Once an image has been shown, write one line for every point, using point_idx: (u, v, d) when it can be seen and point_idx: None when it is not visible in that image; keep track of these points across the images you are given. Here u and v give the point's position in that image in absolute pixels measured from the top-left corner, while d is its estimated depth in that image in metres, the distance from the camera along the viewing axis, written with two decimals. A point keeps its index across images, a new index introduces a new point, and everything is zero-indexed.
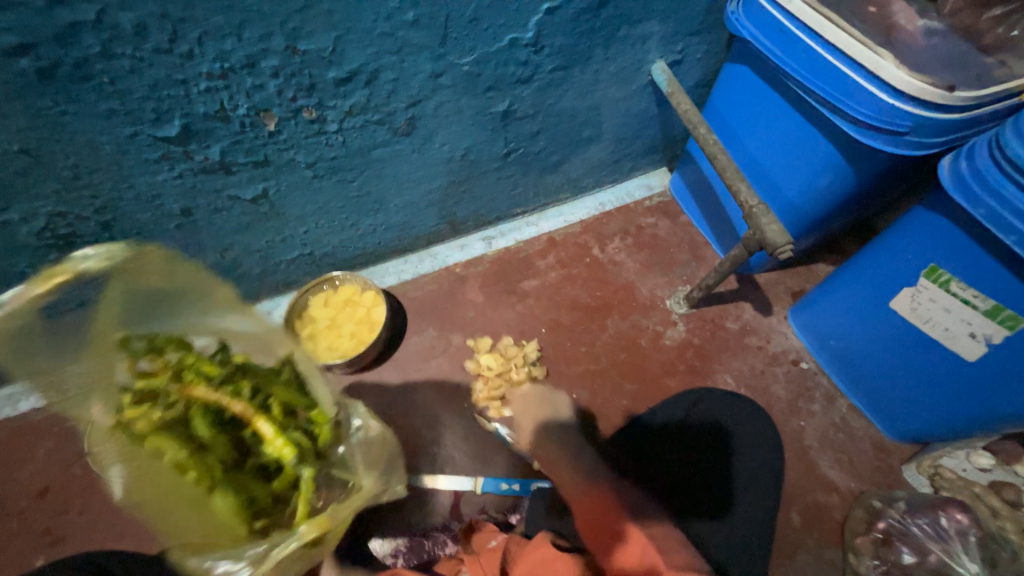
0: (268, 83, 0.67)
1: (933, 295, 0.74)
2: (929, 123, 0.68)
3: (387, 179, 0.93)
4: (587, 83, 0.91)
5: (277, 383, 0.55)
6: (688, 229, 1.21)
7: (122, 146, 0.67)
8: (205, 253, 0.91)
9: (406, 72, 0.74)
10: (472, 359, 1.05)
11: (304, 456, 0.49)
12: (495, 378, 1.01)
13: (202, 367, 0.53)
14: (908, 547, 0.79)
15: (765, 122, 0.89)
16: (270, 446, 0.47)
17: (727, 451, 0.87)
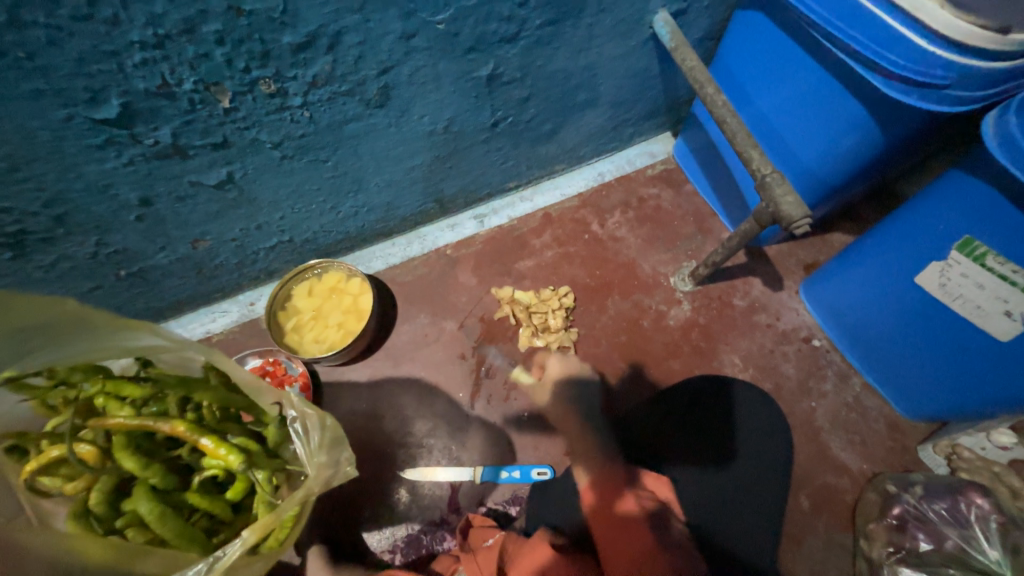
0: (213, 52, 0.59)
1: (965, 270, 0.67)
2: (975, 73, 0.59)
3: (364, 157, 0.85)
4: (581, 40, 0.82)
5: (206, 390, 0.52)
6: (694, 199, 1.13)
7: (59, 132, 0.60)
8: (173, 245, 0.85)
9: (373, 33, 0.65)
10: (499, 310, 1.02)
11: (253, 459, 0.50)
12: (530, 327, 1.00)
13: (117, 392, 0.49)
14: (925, 534, 0.76)
15: (781, 79, 0.80)
16: (214, 457, 0.47)
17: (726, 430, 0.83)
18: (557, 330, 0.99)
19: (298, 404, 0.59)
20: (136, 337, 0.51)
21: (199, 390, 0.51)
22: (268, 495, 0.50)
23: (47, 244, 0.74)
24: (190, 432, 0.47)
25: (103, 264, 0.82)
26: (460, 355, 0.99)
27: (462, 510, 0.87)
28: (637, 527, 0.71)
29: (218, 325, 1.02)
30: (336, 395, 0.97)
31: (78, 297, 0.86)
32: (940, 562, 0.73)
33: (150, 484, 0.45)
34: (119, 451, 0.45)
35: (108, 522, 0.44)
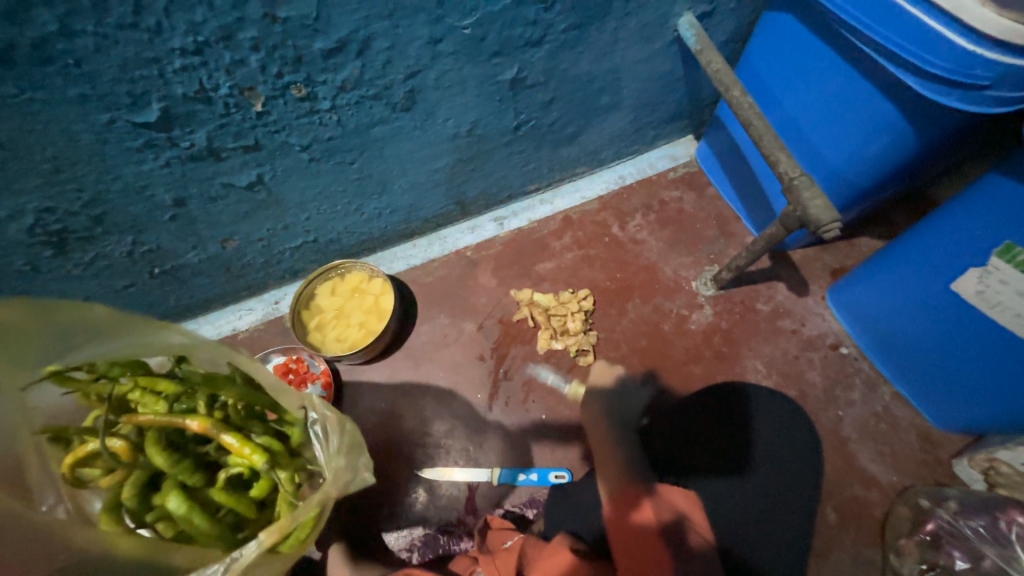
0: (249, 58, 0.61)
1: (1005, 277, 0.65)
2: (1019, 73, 0.57)
3: (389, 159, 0.87)
4: (604, 44, 0.82)
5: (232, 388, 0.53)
6: (716, 202, 1.11)
7: (101, 135, 0.63)
8: (204, 245, 0.88)
9: (401, 38, 0.67)
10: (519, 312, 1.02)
11: (275, 459, 0.52)
12: (549, 330, 0.99)
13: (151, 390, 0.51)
14: (960, 551, 0.73)
15: (809, 80, 0.78)
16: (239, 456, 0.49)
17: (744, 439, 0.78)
18: (576, 334, 0.99)
19: (317, 406, 0.60)
20: (169, 336, 0.52)
21: (225, 389, 0.53)
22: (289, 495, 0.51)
23: (87, 243, 0.77)
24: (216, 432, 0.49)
25: (138, 262, 0.85)
26: (479, 356, 1.00)
27: (479, 512, 0.87)
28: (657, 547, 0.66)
29: (244, 323, 1.05)
30: (357, 393, 0.98)
31: (113, 294, 0.89)
32: None
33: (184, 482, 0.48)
34: (150, 447, 0.47)
35: (139, 515, 0.47)
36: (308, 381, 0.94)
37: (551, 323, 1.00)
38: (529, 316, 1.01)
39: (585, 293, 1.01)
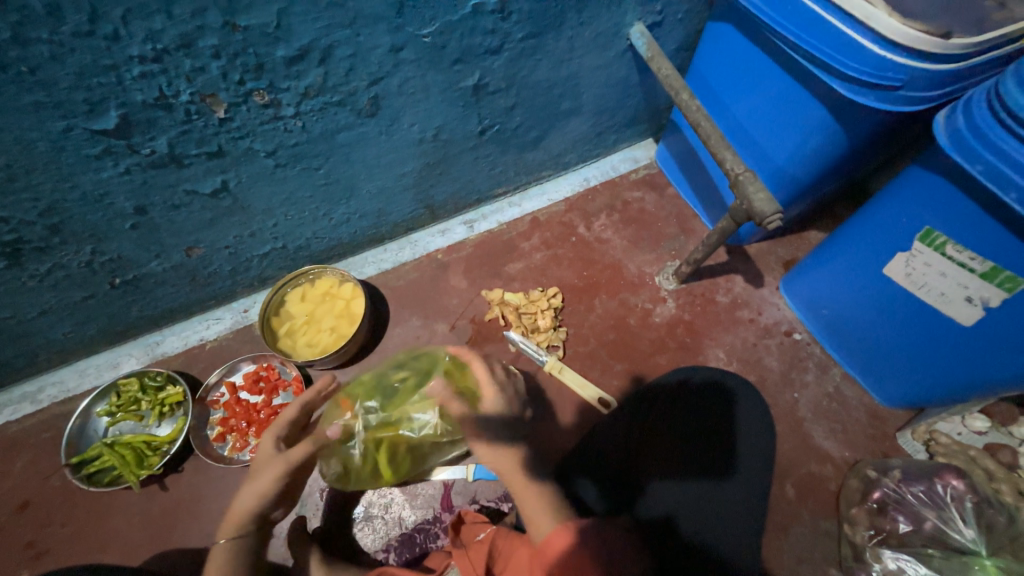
0: (210, 65, 0.62)
1: (928, 259, 0.71)
2: (923, 75, 0.63)
3: (355, 164, 0.88)
4: (561, 52, 0.86)
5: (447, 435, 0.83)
6: (675, 201, 1.17)
7: (57, 143, 0.62)
8: (168, 253, 0.87)
9: (362, 46, 0.69)
10: (489, 311, 1.05)
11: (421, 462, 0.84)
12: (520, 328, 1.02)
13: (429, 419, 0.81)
14: (904, 516, 0.78)
15: (751, 85, 0.84)
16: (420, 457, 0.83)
17: (724, 441, 0.79)
18: (546, 331, 1.01)
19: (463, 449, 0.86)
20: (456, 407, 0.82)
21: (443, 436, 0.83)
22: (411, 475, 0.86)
23: (43, 253, 0.75)
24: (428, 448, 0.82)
25: (98, 272, 0.83)
26: None
27: (454, 508, 0.87)
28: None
29: (212, 333, 1.03)
30: None
31: (72, 306, 0.86)
32: (920, 543, 0.76)
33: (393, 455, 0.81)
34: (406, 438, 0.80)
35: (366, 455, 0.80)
36: (280, 388, 0.94)
37: (521, 322, 1.02)
38: (500, 316, 1.04)
39: (556, 291, 1.05)
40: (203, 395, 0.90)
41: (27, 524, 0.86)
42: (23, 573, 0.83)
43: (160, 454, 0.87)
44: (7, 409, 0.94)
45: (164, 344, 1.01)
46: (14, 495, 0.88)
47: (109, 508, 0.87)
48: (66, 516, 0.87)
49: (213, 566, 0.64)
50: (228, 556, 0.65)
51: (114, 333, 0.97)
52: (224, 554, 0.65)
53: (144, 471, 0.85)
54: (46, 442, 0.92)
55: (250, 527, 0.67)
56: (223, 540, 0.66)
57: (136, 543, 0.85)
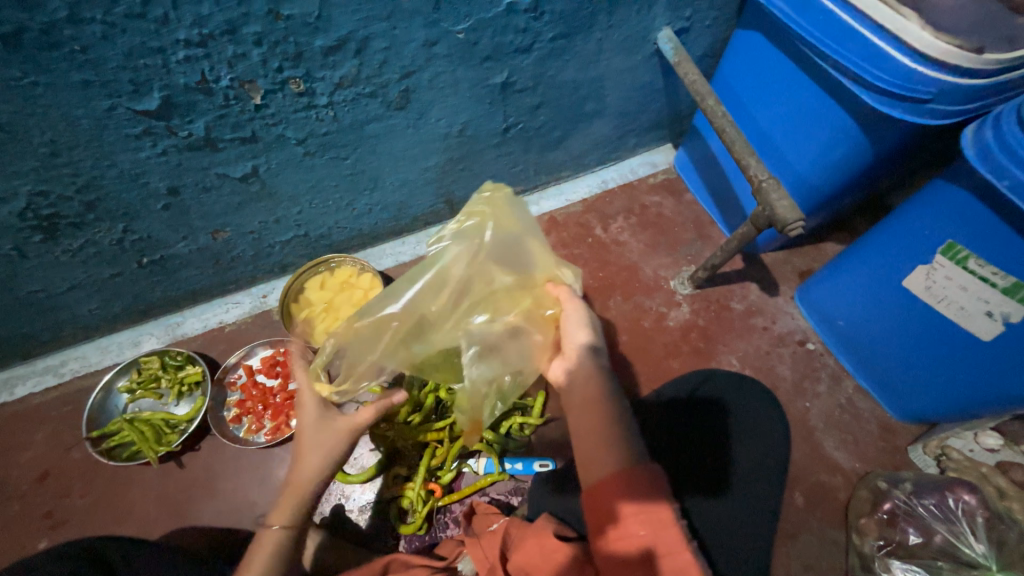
0: (251, 52, 0.64)
1: (949, 272, 0.72)
2: (954, 89, 0.64)
3: (382, 156, 0.89)
4: (590, 53, 0.87)
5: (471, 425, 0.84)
6: (694, 207, 1.18)
7: (101, 121, 0.64)
8: (195, 235, 0.88)
9: (398, 40, 0.71)
10: None
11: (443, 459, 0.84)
12: None
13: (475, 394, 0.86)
14: (914, 528, 0.78)
15: (776, 94, 0.85)
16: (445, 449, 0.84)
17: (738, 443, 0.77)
18: None
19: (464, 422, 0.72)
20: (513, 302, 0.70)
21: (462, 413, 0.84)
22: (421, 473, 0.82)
23: (77, 229, 0.77)
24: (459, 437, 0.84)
25: (127, 251, 0.84)
26: None
27: (464, 500, 0.85)
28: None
29: (231, 316, 1.04)
30: None
31: (99, 284, 0.88)
32: (930, 556, 0.75)
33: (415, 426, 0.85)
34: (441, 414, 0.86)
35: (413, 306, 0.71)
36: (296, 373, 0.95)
37: None
38: None
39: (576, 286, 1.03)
40: (221, 376, 0.92)
41: (47, 493, 0.88)
42: (41, 541, 0.84)
43: (178, 432, 0.89)
44: (30, 381, 0.96)
45: (184, 325, 1.02)
46: (34, 465, 0.90)
47: (125, 482, 0.89)
48: (85, 488, 0.88)
49: (263, 553, 0.59)
50: (279, 547, 0.59)
51: (136, 312, 0.99)
52: (273, 541, 0.59)
53: (163, 447, 0.86)
54: (68, 415, 0.94)
55: (302, 516, 0.61)
56: (273, 527, 0.60)
57: (152, 517, 0.87)
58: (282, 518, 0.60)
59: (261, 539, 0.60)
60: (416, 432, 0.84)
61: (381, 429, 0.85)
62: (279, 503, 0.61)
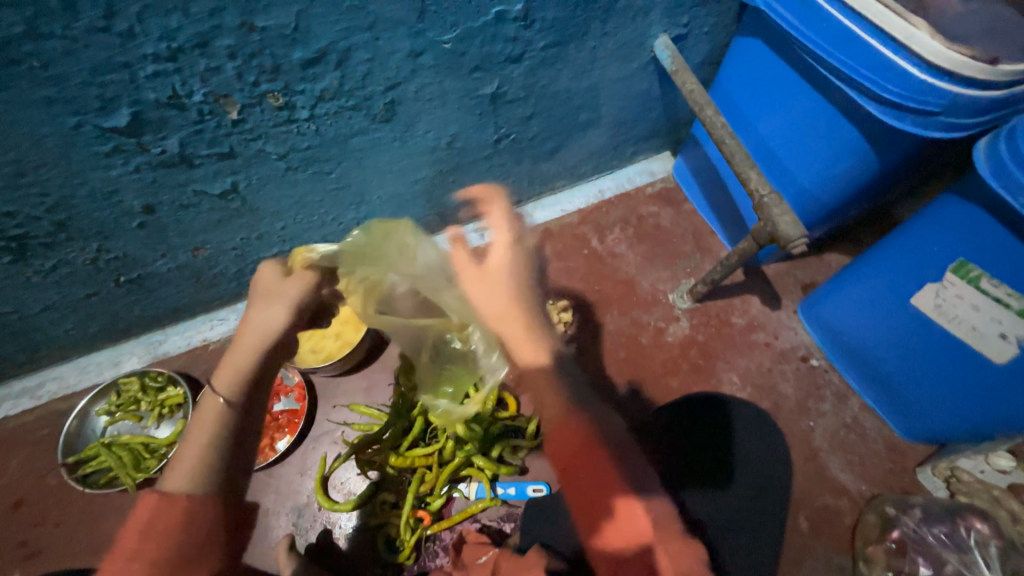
0: (225, 65, 0.60)
1: (960, 291, 0.68)
2: (965, 101, 0.60)
3: (368, 170, 0.86)
4: (583, 62, 0.84)
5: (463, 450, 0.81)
6: (692, 218, 1.14)
7: (68, 139, 0.61)
8: (174, 253, 0.85)
9: (381, 51, 0.67)
10: None
11: (433, 486, 0.81)
12: None
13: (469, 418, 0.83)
14: (925, 559, 0.75)
15: (777, 103, 0.82)
16: (434, 475, 0.81)
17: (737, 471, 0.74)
18: None
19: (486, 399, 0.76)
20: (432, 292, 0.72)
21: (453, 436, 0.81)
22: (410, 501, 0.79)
23: (48, 249, 0.74)
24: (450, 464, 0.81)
25: (103, 270, 0.81)
26: None
27: (456, 528, 0.82)
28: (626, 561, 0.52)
29: (215, 334, 1.00)
30: (333, 406, 0.93)
31: (74, 304, 0.85)
32: None
33: (404, 451, 0.83)
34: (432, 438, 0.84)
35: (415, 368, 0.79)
36: (281, 394, 0.91)
37: None
38: None
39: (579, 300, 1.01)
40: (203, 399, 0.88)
41: (21, 522, 0.85)
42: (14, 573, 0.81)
43: (157, 457, 0.85)
44: (6, 403, 0.93)
45: (166, 344, 0.99)
46: (9, 492, 0.87)
47: (102, 509, 0.85)
48: (60, 516, 0.85)
49: (200, 430, 0.46)
50: (221, 419, 0.46)
51: (116, 331, 0.95)
52: (216, 413, 0.46)
53: (141, 473, 0.83)
54: (45, 438, 0.91)
55: (255, 388, 0.48)
56: (217, 398, 0.46)
57: None
58: (228, 386, 0.47)
59: (198, 414, 0.47)
60: (404, 460, 0.81)
61: (369, 454, 0.82)
62: (224, 368, 0.48)
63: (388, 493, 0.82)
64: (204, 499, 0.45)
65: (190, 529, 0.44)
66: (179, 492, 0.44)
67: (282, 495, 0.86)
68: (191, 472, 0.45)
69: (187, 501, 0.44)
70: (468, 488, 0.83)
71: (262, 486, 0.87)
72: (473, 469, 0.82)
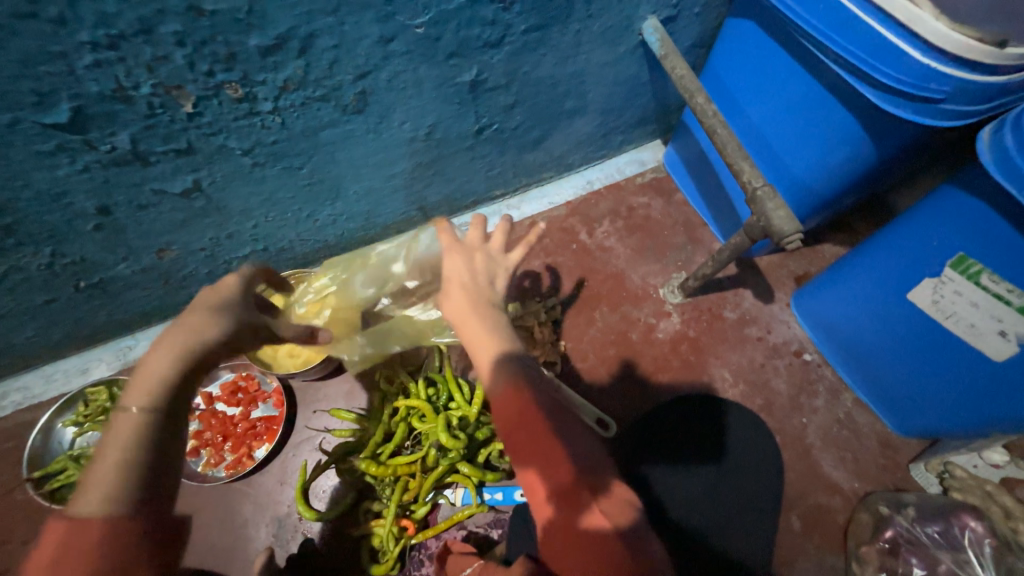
0: (174, 54, 0.55)
1: (959, 288, 0.66)
2: (971, 87, 0.57)
3: (341, 164, 0.82)
4: (568, 47, 0.79)
5: (446, 458, 0.77)
6: (683, 209, 1.11)
7: (3, 137, 0.56)
8: (137, 255, 0.80)
9: (348, 36, 0.62)
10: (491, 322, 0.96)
11: (417, 494, 0.78)
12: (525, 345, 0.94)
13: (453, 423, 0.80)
14: (918, 558, 0.73)
15: (770, 90, 0.78)
16: (417, 484, 0.78)
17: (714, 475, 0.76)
18: (545, 344, 0.94)
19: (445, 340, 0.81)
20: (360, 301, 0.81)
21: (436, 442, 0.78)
22: (392, 511, 0.76)
23: None
24: (433, 473, 0.77)
25: (60, 275, 0.76)
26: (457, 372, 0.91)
27: (440, 537, 0.79)
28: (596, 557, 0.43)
29: None
30: (313, 411, 0.90)
31: (32, 311, 0.80)
32: None
33: (386, 459, 0.80)
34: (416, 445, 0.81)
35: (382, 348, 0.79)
36: (259, 400, 0.88)
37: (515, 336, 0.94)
38: None
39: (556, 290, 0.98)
40: None
41: None
42: None
43: None
44: None
45: (136, 349, 0.95)
46: None
47: None
48: (29, 533, 0.81)
49: (112, 442, 0.41)
50: (133, 428, 0.42)
51: (81, 337, 0.91)
52: (131, 424, 0.42)
53: None
54: (10, 451, 0.87)
55: (179, 397, 0.45)
56: (131, 409, 0.43)
57: None
58: (144, 396, 0.43)
59: (110, 426, 0.42)
60: (385, 469, 0.78)
61: (351, 463, 0.80)
62: (140, 378, 0.44)
63: (372, 502, 0.79)
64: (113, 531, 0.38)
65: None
66: (91, 513, 0.38)
67: (261, 505, 0.83)
68: (109, 490, 0.39)
69: (105, 521, 0.38)
70: (455, 495, 0.80)
71: (239, 496, 0.84)
72: (458, 477, 0.79)
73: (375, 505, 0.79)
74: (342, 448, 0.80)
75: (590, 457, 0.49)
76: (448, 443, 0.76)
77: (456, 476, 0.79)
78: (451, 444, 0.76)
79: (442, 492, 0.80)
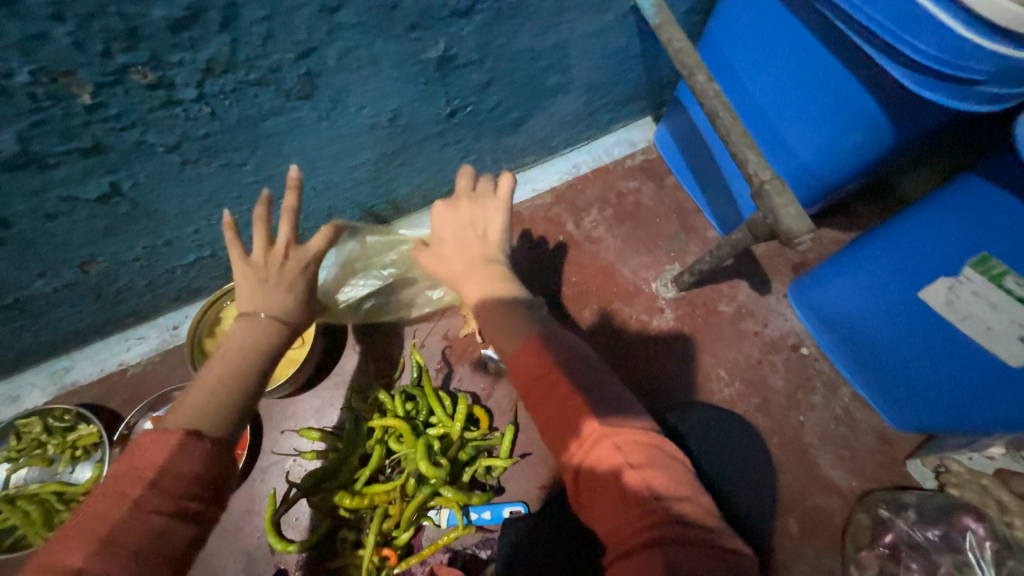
0: (52, 31, 0.43)
1: (978, 290, 0.61)
2: (1015, 66, 0.49)
3: (291, 157, 0.70)
4: (550, 14, 0.68)
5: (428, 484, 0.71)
6: (676, 193, 1.03)
7: None
8: (56, 271, 0.69)
9: (282, 5, 0.51)
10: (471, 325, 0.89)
11: (398, 523, 0.72)
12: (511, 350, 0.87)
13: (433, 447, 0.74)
14: (917, 561, 0.74)
15: (778, 63, 0.69)
16: (397, 512, 0.72)
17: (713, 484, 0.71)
18: None
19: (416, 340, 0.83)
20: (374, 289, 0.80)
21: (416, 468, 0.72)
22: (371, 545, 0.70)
23: None
24: (413, 501, 0.71)
25: None
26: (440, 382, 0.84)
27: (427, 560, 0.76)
28: (626, 520, 0.43)
29: (134, 355, 0.86)
30: (281, 433, 0.82)
31: None
32: None
33: (362, 486, 0.73)
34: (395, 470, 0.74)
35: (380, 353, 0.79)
36: None
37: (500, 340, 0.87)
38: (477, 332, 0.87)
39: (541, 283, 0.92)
40: (124, 433, 0.77)
41: None
42: None
43: (73, 509, 0.73)
44: None
45: (74, 371, 0.84)
46: None
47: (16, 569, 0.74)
48: None
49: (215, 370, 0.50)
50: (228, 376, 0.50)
51: (6, 361, 0.80)
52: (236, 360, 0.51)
53: (52, 532, 0.71)
54: None
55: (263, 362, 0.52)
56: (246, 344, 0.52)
57: None
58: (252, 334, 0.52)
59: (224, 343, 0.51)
60: (360, 499, 0.72)
61: (322, 494, 0.73)
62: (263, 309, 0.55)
63: (348, 533, 0.73)
64: (225, 457, 0.47)
65: (201, 486, 0.45)
66: (189, 425, 0.46)
67: (226, 537, 0.77)
68: (207, 409, 0.48)
69: (197, 440, 0.46)
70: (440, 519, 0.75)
71: None
72: (443, 501, 0.73)
73: (353, 534, 0.73)
74: (311, 476, 0.73)
75: (616, 416, 0.49)
76: (429, 469, 0.70)
77: (440, 500, 0.73)
78: (434, 470, 0.70)
79: (425, 517, 0.75)
